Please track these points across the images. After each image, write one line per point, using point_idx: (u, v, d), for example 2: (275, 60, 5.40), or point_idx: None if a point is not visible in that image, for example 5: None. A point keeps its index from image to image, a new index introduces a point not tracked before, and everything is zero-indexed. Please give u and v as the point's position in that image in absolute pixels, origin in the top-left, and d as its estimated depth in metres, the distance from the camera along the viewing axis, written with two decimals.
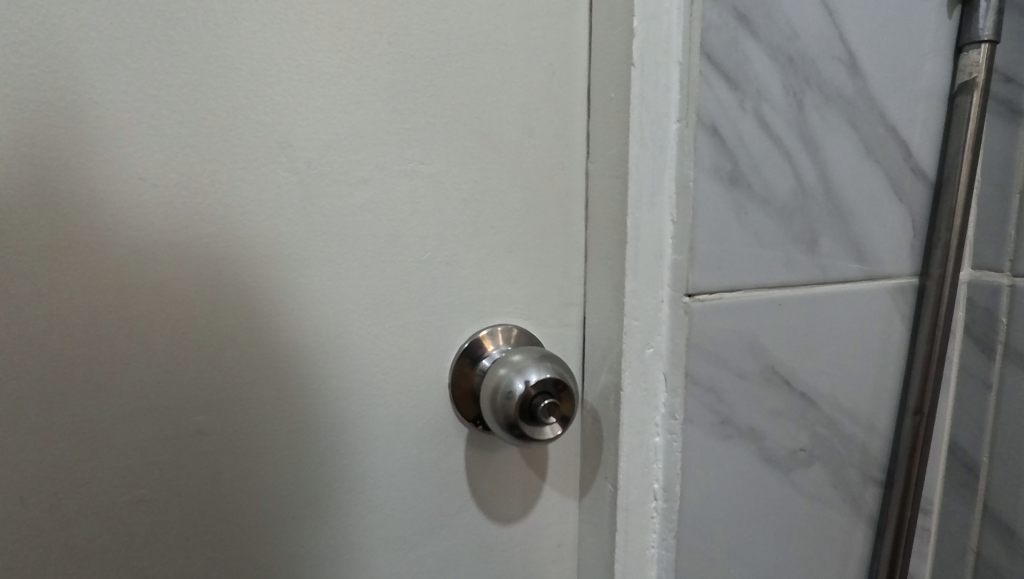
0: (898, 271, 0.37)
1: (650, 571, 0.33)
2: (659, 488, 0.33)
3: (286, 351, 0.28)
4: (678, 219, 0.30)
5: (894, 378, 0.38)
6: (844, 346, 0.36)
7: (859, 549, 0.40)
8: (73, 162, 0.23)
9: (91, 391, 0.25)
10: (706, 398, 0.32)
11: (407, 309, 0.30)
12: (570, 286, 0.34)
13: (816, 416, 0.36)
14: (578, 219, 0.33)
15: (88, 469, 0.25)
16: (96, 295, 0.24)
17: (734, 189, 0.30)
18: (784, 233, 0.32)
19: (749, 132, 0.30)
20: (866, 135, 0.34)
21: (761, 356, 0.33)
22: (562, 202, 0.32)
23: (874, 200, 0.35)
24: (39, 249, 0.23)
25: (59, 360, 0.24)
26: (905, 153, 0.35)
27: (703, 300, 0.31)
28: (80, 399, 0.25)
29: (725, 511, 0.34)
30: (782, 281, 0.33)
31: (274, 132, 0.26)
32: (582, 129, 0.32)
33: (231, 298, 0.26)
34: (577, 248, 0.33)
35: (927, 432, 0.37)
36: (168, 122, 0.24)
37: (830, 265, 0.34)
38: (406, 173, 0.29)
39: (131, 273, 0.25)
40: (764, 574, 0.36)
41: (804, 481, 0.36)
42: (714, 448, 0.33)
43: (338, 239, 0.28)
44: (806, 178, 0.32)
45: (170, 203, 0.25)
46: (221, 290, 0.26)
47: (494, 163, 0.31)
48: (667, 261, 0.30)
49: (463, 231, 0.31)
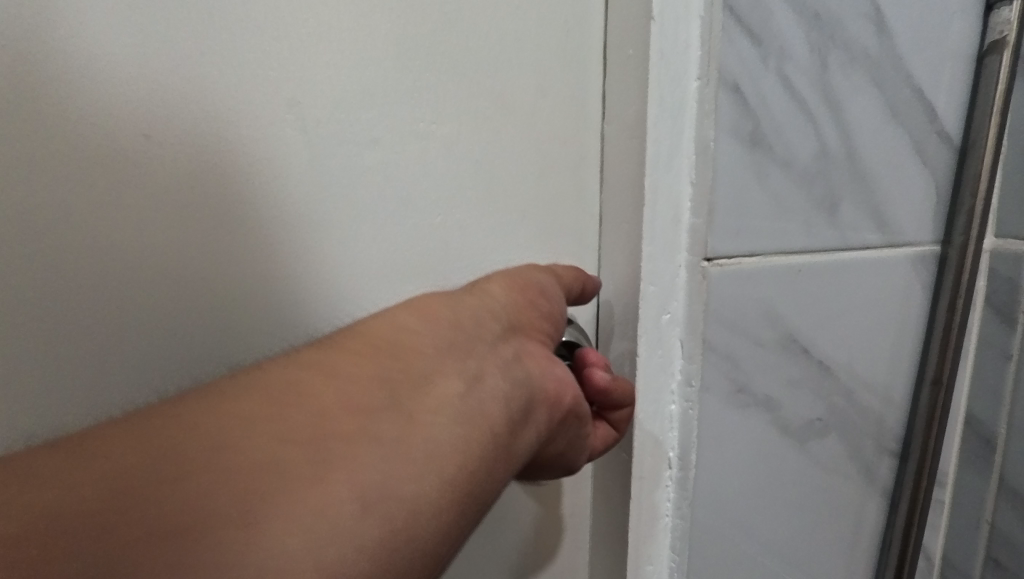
0: (918, 238, 0.36)
1: (663, 539, 0.33)
2: (675, 457, 0.32)
3: (298, 311, 0.27)
4: (697, 182, 0.29)
5: (913, 348, 0.38)
6: (863, 316, 0.35)
7: (872, 520, 0.39)
8: (74, 117, 0.22)
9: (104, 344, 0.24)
10: (723, 365, 0.31)
11: (421, 274, 0.30)
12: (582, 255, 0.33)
13: (832, 386, 0.36)
14: (593, 184, 0.32)
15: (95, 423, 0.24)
16: (106, 250, 0.23)
17: (755, 151, 0.29)
18: (805, 198, 0.31)
19: (772, 90, 0.29)
20: (891, 96, 0.33)
21: (778, 324, 0.33)
22: (577, 165, 0.32)
23: (897, 165, 0.34)
24: (43, 203, 0.22)
25: (70, 311, 0.23)
26: (929, 116, 0.34)
27: (721, 265, 0.30)
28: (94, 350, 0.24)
29: (739, 481, 0.34)
30: (801, 247, 0.32)
31: (282, 89, 0.25)
32: (598, 90, 0.31)
33: (243, 257, 0.26)
34: (592, 214, 0.33)
35: (946, 402, 0.37)
36: (173, 77, 0.24)
37: (850, 231, 0.33)
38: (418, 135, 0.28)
39: (140, 230, 0.24)
40: (778, 544, 0.36)
41: (820, 451, 0.36)
42: (730, 416, 0.32)
43: (349, 201, 0.27)
44: (828, 140, 0.31)
45: (173, 168, 0.24)
46: (216, 226, 0.25)
47: (508, 124, 0.30)
48: (686, 225, 0.29)
49: (476, 194, 0.30)
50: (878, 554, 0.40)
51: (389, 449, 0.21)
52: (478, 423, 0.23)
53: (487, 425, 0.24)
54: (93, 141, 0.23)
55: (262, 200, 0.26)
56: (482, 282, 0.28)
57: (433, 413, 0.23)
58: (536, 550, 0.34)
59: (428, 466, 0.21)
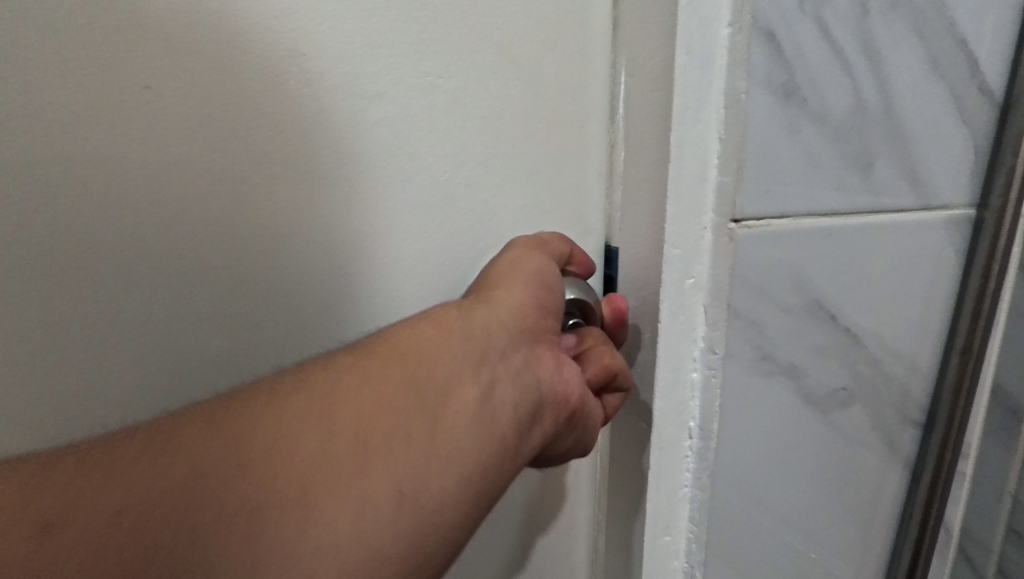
0: (953, 201, 0.34)
1: (682, 510, 0.32)
2: (695, 427, 0.31)
3: (315, 267, 0.26)
4: (726, 136, 0.27)
5: (942, 317, 0.36)
6: (893, 281, 0.34)
7: (892, 491, 0.38)
8: (65, 67, 0.20)
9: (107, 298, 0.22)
10: (747, 331, 0.30)
11: (428, 233, 0.28)
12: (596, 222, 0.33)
13: (858, 354, 0.34)
14: (597, 142, 0.31)
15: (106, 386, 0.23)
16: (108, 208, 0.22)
17: (788, 104, 0.28)
18: (838, 155, 0.30)
19: (809, 38, 0.27)
20: (932, 46, 0.31)
21: (806, 289, 0.31)
22: (583, 122, 0.30)
23: (935, 122, 0.32)
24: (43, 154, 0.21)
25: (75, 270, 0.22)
26: (971, 69, 0.32)
27: (749, 227, 0.28)
28: (97, 303, 0.22)
29: (761, 451, 0.32)
30: (833, 209, 0.30)
31: (284, 38, 0.23)
32: (606, 43, 0.30)
33: (256, 213, 0.24)
34: (598, 171, 0.31)
35: (975, 373, 0.36)
36: (169, 25, 0.21)
37: (884, 191, 0.32)
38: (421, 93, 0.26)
39: (144, 185, 0.22)
40: (797, 515, 0.35)
41: (843, 422, 0.35)
42: (753, 384, 0.31)
43: (355, 158, 0.26)
44: (865, 94, 0.30)
45: (198, 210, 0.23)
46: (221, 184, 0.24)
47: (515, 78, 0.28)
48: (711, 184, 0.28)
49: (485, 151, 0.28)
50: (897, 526, 0.39)
51: (418, 447, 0.22)
52: (494, 434, 0.25)
53: (498, 436, 0.25)
54: (89, 98, 0.21)
55: (294, 203, 0.25)
56: (494, 289, 0.27)
57: (457, 415, 0.24)
58: (543, 512, 0.34)
59: (450, 461, 0.23)
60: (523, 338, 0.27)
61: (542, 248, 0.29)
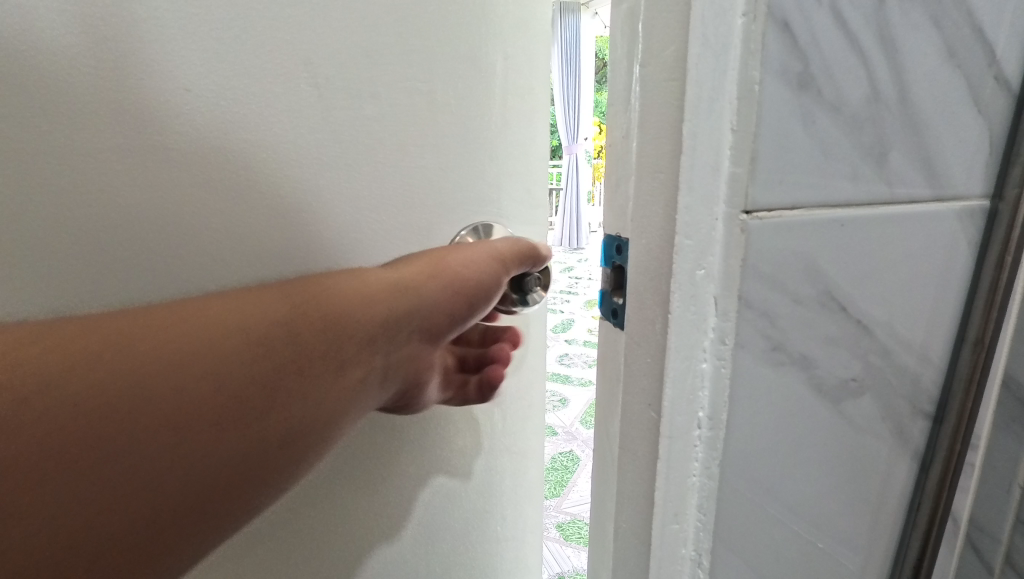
0: (968, 191, 0.34)
1: (690, 500, 0.32)
2: (705, 416, 0.31)
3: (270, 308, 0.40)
4: (739, 126, 0.27)
5: (954, 308, 0.36)
6: (905, 272, 0.34)
7: (900, 483, 0.38)
8: None
9: (103, 358, 0.33)
10: (758, 322, 0.30)
11: None
12: (532, 195, 0.65)
13: (868, 345, 0.34)
14: None
15: (98, 401, 0.32)
16: (103, 374, 0.32)
17: (803, 94, 0.27)
18: (852, 146, 0.29)
19: (825, 26, 0.27)
20: (949, 35, 0.31)
21: (818, 280, 0.31)
22: None
23: (951, 112, 0.32)
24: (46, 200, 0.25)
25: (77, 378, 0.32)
26: (988, 59, 0.32)
27: (762, 218, 0.28)
28: (93, 362, 0.32)
29: (770, 440, 0.33)
30: (846, 199, 0.30)
31: None
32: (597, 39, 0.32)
33: (218, 323, 0.37)
34: None
35: (985, 364, 0.37)
36: None
37: (898, 181, 0.31)
38: (415, 122, 0.52)
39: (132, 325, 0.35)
40: (805, 504, 0.35)
41: (852, 412, 0.35)
42: (764, 374, 0.31)
43: None
44: (881, 84, 0.29)
45: (177, 332, 0.36)
46: None
47: None
48: (724, 175, 0.27)
49: None
50: (905, 516, 0.39)
51: (342, 369, 0.43)
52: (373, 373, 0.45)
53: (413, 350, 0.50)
54: None
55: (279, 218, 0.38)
56: (417, 284, 0.48)
57: (370, 354, 0.45)
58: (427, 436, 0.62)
59: (370, 370, 0.45)
60: (435, 312, 0.50)
61: (440, 274, 0.50)
